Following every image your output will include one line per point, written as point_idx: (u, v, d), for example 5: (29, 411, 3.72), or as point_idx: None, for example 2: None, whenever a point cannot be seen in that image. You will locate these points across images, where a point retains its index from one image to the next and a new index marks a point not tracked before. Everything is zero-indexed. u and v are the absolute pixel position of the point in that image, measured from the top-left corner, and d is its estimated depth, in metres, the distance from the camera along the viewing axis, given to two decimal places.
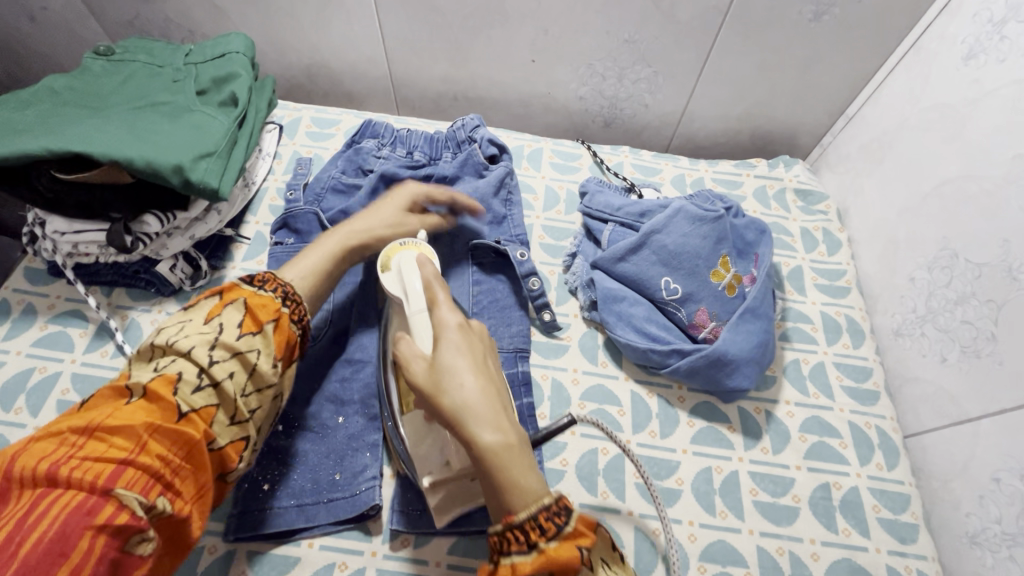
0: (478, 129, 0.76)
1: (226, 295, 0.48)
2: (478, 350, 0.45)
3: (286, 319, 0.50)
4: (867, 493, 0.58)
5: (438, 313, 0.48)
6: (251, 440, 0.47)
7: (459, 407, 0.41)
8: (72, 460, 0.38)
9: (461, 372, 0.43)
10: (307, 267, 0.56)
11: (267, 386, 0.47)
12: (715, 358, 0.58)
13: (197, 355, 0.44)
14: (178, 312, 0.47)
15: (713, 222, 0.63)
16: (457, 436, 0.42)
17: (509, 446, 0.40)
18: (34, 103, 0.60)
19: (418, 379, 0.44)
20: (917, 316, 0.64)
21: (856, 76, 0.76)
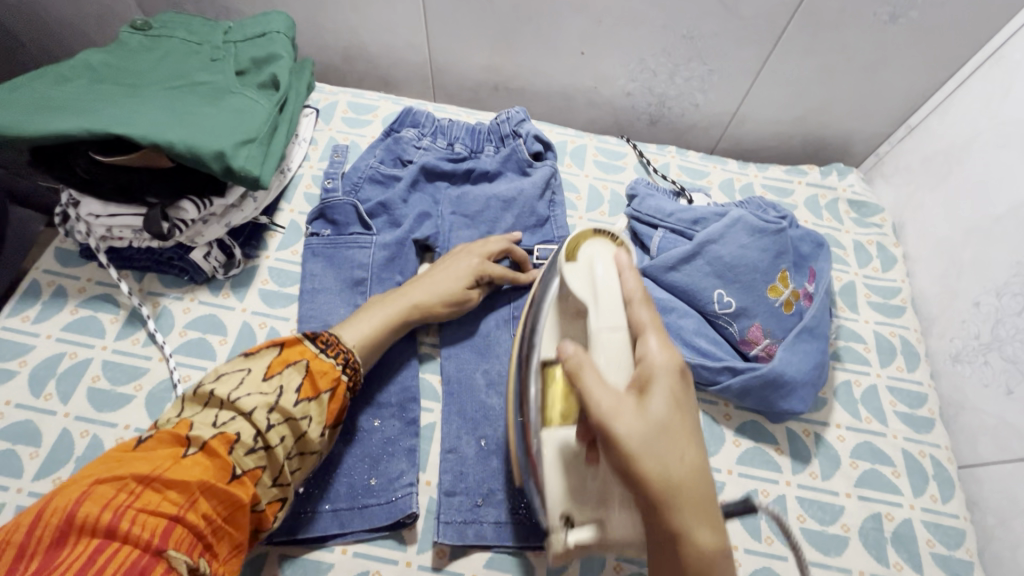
0: (523, 123, 0.73)
1: (285, 351, 0.49)
2: (690, 414, 0.39)
3: (342, 387, 0.51)
4: (921, 526, 0.56)
5: (648, 351, 0.41)
6: (286, 501, 0.47)
7: (671, 487, 0.36)
8: (130, 512, 0.37)
9: (680, 443, 0.37)
10: (362, 330, 0.55)
11: (311, 451, 0.48)
12: (771, 379, 0.56)
13: (255, 419, 0.45)
14: (241, 360, 0.48)
15: (773, 234, 0.60)
16: (656, 513, 0.36)
17: (724, 554, 0.36)
18: (71, 79, 0.57)
19: (618, 432, 0.37)
20: (980, 343, 0.61)
21: (925, 84, 0.72)
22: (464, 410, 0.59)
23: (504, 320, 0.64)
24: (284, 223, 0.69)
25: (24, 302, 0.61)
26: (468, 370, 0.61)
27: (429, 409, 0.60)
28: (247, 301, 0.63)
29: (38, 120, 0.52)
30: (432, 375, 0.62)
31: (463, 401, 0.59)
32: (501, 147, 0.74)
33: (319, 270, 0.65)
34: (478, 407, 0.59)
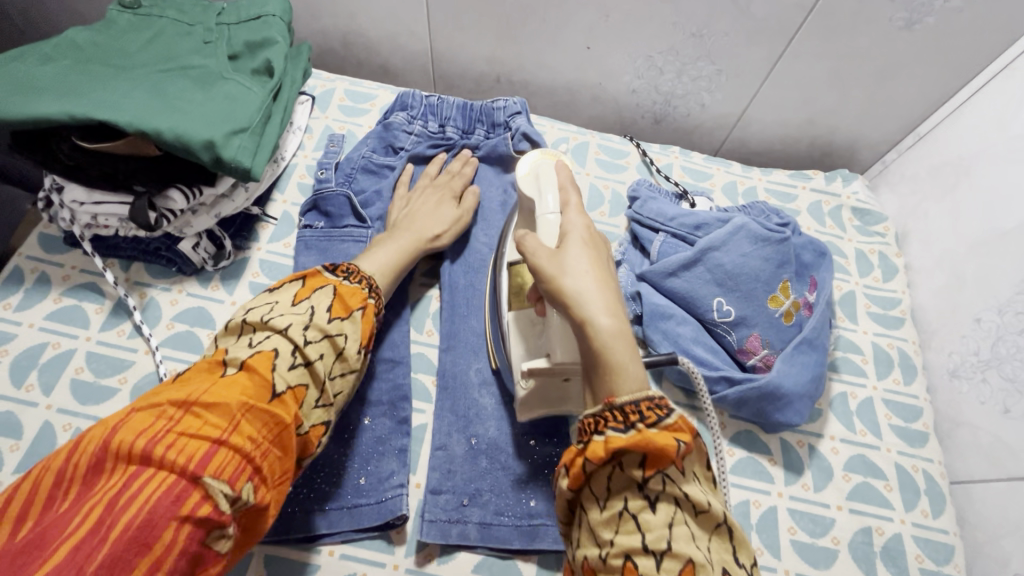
0: (517, 115, 0.70)
1: (310, 281, 0.48)
2: (601, 256, 0.44)
3: (372, 309, 0.50)
4: (911, 542, 0.56)
5: (568, 215, 0.47)
6: (329, 426, 0.45)
7: (579, 295, 0.40)
8: (168, 436, 0.35)
9: (586, 266, 0.42)
10: (382, 261, 0.57)
11: (350, 371, 0.47)
12: (767, 391, 0.55)
13: (292, 334, 0.43)
14: (264, 293, 0.47)
15: (776, 244, 0.59)
16: (569, 320, 0.41)
17: (622, 332, 0.39)
18: (55, 59, 0.55)
19: (538, 264, 0.43)
20: (979, 359, 0.61)
21: (936, 93, 0.70)
22: (455, 411, 0.58)
23: None
24: (277, 214, 0.67)
25: (5, 289, 0.59)
26: (460, 370, 0.60)
27: (420, 410, 0.59)
28: (236, 294, 0.62)
29: (19, 102, 0.50)
30: (424, 375, 0.61)
31: (455, 402, 0.58)
32: (491, 133, 0.73)
33: (311, 263, 0.63)
34: (469, 409, 0.58)
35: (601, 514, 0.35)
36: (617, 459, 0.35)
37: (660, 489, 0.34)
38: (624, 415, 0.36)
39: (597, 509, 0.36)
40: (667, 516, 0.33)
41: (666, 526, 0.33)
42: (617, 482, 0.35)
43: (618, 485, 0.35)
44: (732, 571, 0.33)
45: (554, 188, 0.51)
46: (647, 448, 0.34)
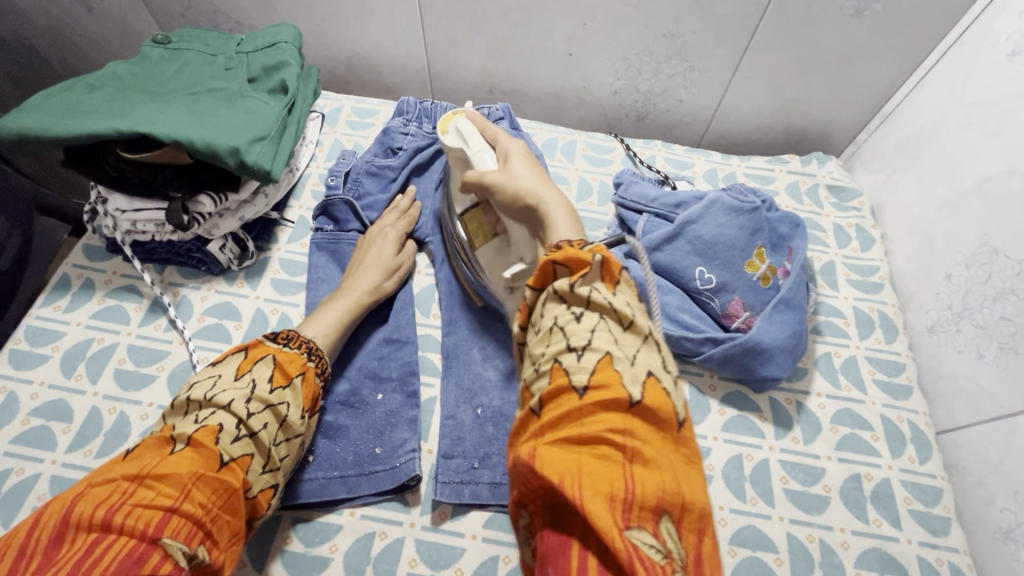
0: (502, 119, 0.77)
1: (251, 353, 0.51)
2: (538, 165, 0.55)
3: (311, 373, 0.53)
4: (899, 485, 0.59)
5: (502, 141, 0.57)
6: (278, 488, 0.49)
7: (530, 190, 0.50)
8: (124, 507, 0.39)
9: (528, 169, 0.53)
10: (328, 322, 0.60)
11: (295, 435, 0.50)
12: (750, 347, 0.59)
13: (235, 408, 0.46)
14: (210, 368, 0.50)
15: (748, 214, 0.64)
16: (523, 208, 0.51)
17: (565, 204, 0.49)
18: (99, 88, 0.63)
19: (488, 178, 0.53)
20: (953, 312, 0.65)
21: (895, 73, 0.76)
22: (461, 386, 0.63)
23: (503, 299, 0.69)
24: (293, 218, 0.73)
25: (56, 293, 0.66)
26: (464, 347, 0.65)
27: (429, 384, 0.64)
28: (259, 289, 0.68)
29: (72, 122, 0.57)
30: (433, 353, 0.66)
31: (461, 374, 0.63)
32: None
33: (323, 263, 0.70)
34: (473, 380, 0.63)
35: (538, 335, 0.40)
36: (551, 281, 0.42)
37: (586, 298, 0.39)
38: (557, 245, 0.43)
39: (534, 332, 0.41)
40: (592, 324, 0.38)
41: (588, 330, 0.38)
42: (550, 302, 0.41)
43: (551, 305, 0.41)
44: (657, 371, 0.37)
45: (478, 130, 0.59)
46: (574, 264, 0.40)
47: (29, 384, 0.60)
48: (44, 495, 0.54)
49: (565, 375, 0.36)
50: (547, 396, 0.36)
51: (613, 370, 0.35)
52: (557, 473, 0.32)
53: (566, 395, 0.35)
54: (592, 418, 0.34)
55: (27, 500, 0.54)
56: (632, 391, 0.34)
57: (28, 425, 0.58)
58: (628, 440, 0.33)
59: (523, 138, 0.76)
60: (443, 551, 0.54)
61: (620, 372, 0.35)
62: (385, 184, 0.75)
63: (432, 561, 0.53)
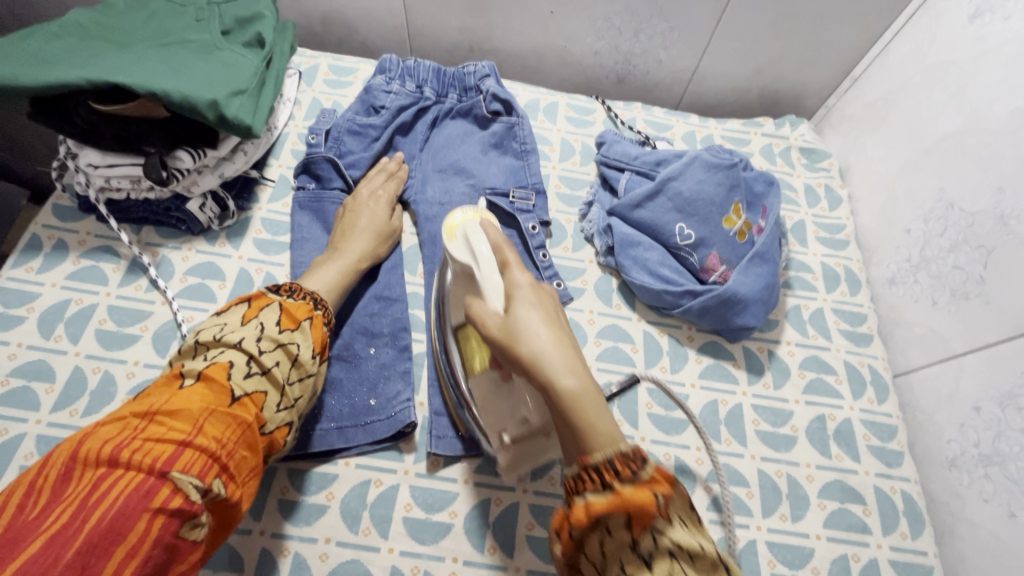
0: (486, 78, 0.77)
1: (255, 301, 0.51)
2: (552, 311, 0.44)
3: (319, 319, 0.54)
4: (859, 424, 0.64)
5: (511, 271, 0.47)
6: (293, 426, 0.49)
7: (536, 358, 0.40)
8: (134, 442, 0.39)
9: (538, 325, 0.42)
10: (326, 280, 0.60)
11: (308, 375, 0.51)
12: (725, 298, 0.62)
13: (245, 346, 0.47)
14: (212, 316, 0.50)
15: (726, 169, 0.66)
16: (533, 383, 0.41)
17: (587, 390, 0.39)
18: (63, 36, 0.60)
19: (489, 329, 0.44)
20: (911, 265, 0.69)
21: (864, 36, 0.78)
22: None
23: None
24: (274, 177, 0.72)
25: (27, 254, 0.64)
26: None
27: (419, 340, 0.65)
28: (242, 249, 0.67)
29: (38, 72, 0.55)
30: (421, 311, 0.67)
31: None
32: (463, 97, 0.79)
33: (307, 222, 0.70)
34: None
35: None
36: (602, 527, 0.38)
37: (652, 551, 0.36)
38: (603, 475, 0.37)
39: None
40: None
41: None
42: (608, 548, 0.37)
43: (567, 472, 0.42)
44: None
45: (486, 244, 0.50)
46: (626, 508, 0.36)
47: (5, 345, 0.59)
48: (31, 455, 0.54)
49: None
50: None
51: None
52: None
53: None
54: None
55: (14, 459, 0.53)
56: None
57: (7, 387, 0.57)
58: None
59: (505, 96, 0.76)
60: (438, 496, 0.56)
61: None
62: (368, 144, 0.74)
63: (427, 504, 0.55)
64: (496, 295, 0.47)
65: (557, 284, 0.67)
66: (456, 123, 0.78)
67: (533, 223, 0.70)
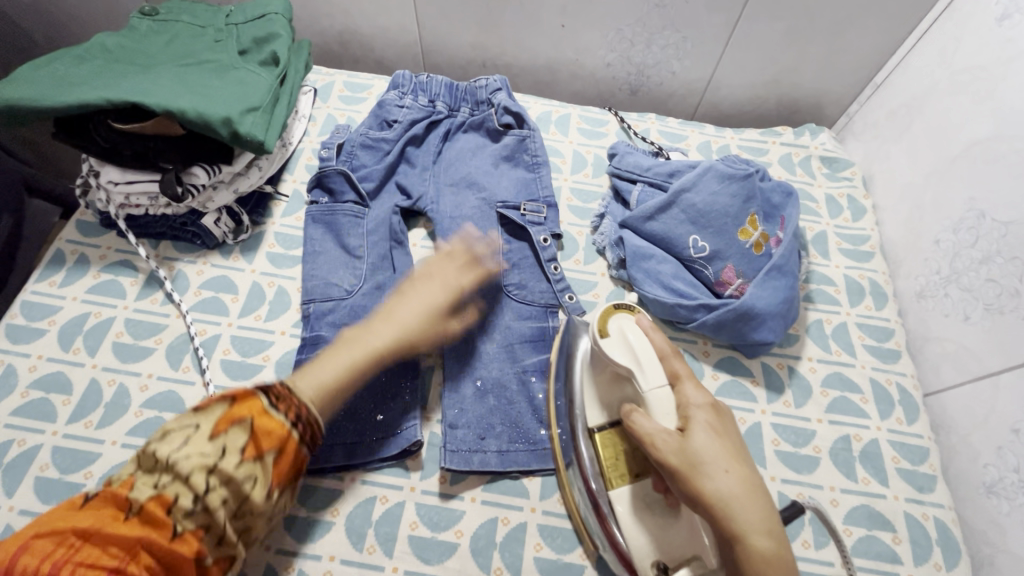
0: (498, 91, 0.77)
1: (233, 405, 0.45)
2: (733, 442, 0.45)
3: (293, 443, 0.46)
4: (887, 445, 0.60)
5: (684, 388, 0.48)
6: (240, 557, 0.44)
7: (725, 502, 0.42)
8: (65, 567, 0.36)
9: (722, 461, 0.43)
10: (327, 379, 0.52)
11: (261, 511, 0.44)
12: (742, 312, 0.60)
13: (194, 480, 0.41)
14: (189, 413, 0.44)
15: (741, 180, 0.64)
16: (715, 525, 0.42)
17: (779, 549, 0.41)
18: (87, 59, 0.62)
19: (664, 451, 0.44)
20: (940, 277, 0.66)
21: (886, 42, 0.76)
22: (458, 356, 0.63)
23: (495, 273, 0.68)
24: (288, 192, 0.73)
25: (50, 269, 0.66)
26: (461, 321, 0.65)
27: (427, 354, 0.65)
28: (255, 263, 0.68)
29: (61, 93, 0.57)
30: None
31: (459, 347, 0.63)
32: (475, 110, 0.79)
33: (319, 235, 0.69)
34: (474, 353, 0.63)
35: None
36: None
37: None
38: None
39: None
40: None
41: None
42: None
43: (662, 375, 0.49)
44: None
45: (649, 347, 0.50)
46: None
47: (27, 357, 0.60)
48: (46, 466, 0.55)
49: None
50: None
51: None
52: None
53: None
54: None
55: (30, 470, 0.54)
56: None
57: (27, 398, 0.58)
58: None
59: (517, 109, 0.76)
60: (443, 515, 0.55)
61: None
62: (380, 157, 0.74)
63: (433, 523, 0.54)
64: (668, 414, 0.47)
65: (569, 298, 0.66)
66: (468, 137, 0.78)
67: (545, 235, 0.69)
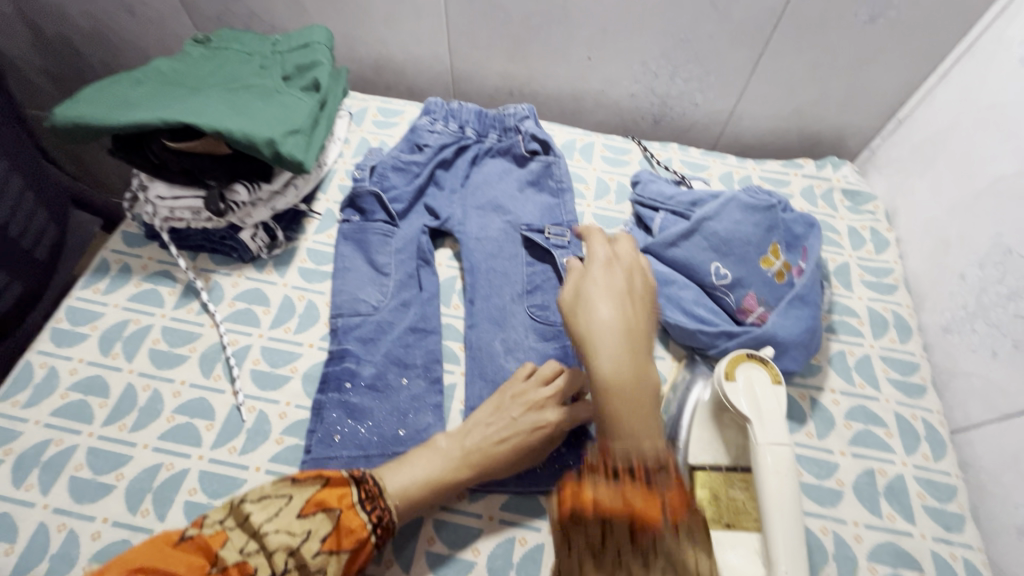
0: (526, 119, 0.80)
1: (326, 489, 0.50)
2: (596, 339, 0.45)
3: (368, 546, 0.49)
4: (913, 481, 0.59)
5: (577, 270, 0.50)
6: None
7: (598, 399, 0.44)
8: None
9: (609, 340, 0.44)
10: (406, 482, 0.52)
11: None
12: (764, 340, 0.61)
13: (276, 556, 0.45)
14: (288, 483, 0.49)
15: (764, 211, 0.65)
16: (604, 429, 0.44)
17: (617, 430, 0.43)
18: (144, 82, 0.66)
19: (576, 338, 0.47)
20: (967, 312, 0.65)
21: (908, 80, 0.77)
22: (481, 375, 0.64)
23: (519, 295, 0.69)
24: (321, 211, 0.76)
25: (95, 276, 0.69)
26: (485, 340, 0.66)
27: (449, 371, 0.66)
28: (287, 277, 0.70)
29: (120, 113, 0.60)
30: (453, 342, 0.68)
31: (482, 365, 0.65)
32: (503, 137, 0.82)
33: (349, 253, 0.71)
34: (496, 371, 0.64)
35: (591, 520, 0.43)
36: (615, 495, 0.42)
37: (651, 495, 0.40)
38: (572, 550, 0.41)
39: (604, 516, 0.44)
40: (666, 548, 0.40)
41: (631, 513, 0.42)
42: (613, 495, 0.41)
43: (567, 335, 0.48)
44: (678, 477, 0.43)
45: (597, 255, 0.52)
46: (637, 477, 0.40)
47: (68, 361, 0.63)
48: (81, 466, 0.57)
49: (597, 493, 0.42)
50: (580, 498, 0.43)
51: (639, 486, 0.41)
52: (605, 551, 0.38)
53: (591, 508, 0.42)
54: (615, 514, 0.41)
55: (65, 469, 0.56)
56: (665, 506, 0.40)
57: (66, 399, 0.60)
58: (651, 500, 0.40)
59: (544, 137, 0.78)
60: (461, 532, 0.55)
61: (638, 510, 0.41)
62: (410, 179, 0.76)
63: (451, 540, 0.55)
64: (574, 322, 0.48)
65: None
66: (495, 162, 0.80)
67: (569, 257, 0.70)
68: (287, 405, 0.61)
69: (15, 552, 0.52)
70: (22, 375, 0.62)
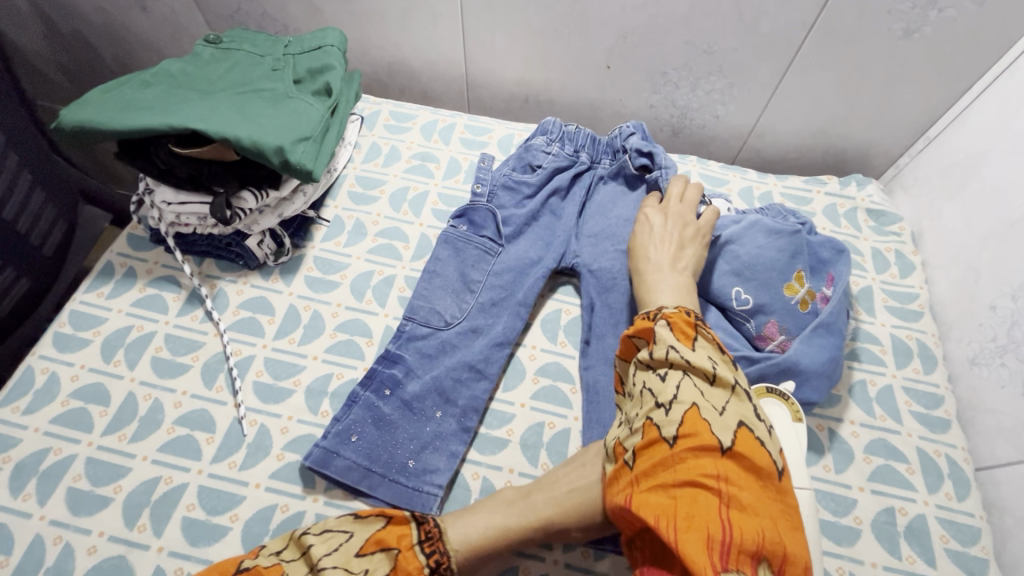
0: (631, 137, 0.74)
1: (390, 526, 0.49)
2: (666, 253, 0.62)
3: None
4: (935, 522, 0.57)
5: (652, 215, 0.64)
6: None
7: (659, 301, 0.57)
8: None
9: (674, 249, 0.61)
10: (470, 534, 0.50)
11: None
12: (784, 369, 0.58)
13: None
14: (350, 520, 0.49)
15: (790, 236, 0.62)
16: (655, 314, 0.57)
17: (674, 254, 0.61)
18: (153, 84, 0.65)
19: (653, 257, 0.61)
20: (996, 345, 0.63)
21: (940, 99, 0.74)
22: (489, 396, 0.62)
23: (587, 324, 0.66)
24: (329, 217, 0.75)
25: (99, 280, 0.68)
26: None
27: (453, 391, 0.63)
28: (293, 286, 0.69)
29: (128, 117, 0.59)
30: None
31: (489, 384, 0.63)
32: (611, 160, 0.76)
33: (445, 258, 0.69)
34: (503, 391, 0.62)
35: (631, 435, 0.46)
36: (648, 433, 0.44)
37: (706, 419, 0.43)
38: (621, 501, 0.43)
39: (631, 401, 0.48)
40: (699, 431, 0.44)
41: (675, 387, 0.44)
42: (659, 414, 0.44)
43: (639, 371, 0.48)
44: (746, 421, 0.43)
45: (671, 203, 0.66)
46: (688, 441, 0.41)
47: (70, 367, 0.62)
48: (79, 477, 0.56)
49: (657, 429, 0.43)
50: (641, 447, 0.43)
51: (699, 420, 0.42)
52: (652, 517, 0.39)
53: (657, 444, 0.42)
54: (686, 461, 0.40)
55: (63, 480, 0.55)
56: (721, 438, 0.41)
57: (67, 407, 0.59)
58: (724, 485, 0.39)
59: (652, 150, 0.71)
60: None
61: (705, 420, 0.42)
62: (519, 200, 0.73)
63: None
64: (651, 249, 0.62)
65: None
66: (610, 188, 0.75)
67: None
68: (289, 420, 0.60)
69: (10, 564, 0.51)
70: (23, 379, 0.61)
